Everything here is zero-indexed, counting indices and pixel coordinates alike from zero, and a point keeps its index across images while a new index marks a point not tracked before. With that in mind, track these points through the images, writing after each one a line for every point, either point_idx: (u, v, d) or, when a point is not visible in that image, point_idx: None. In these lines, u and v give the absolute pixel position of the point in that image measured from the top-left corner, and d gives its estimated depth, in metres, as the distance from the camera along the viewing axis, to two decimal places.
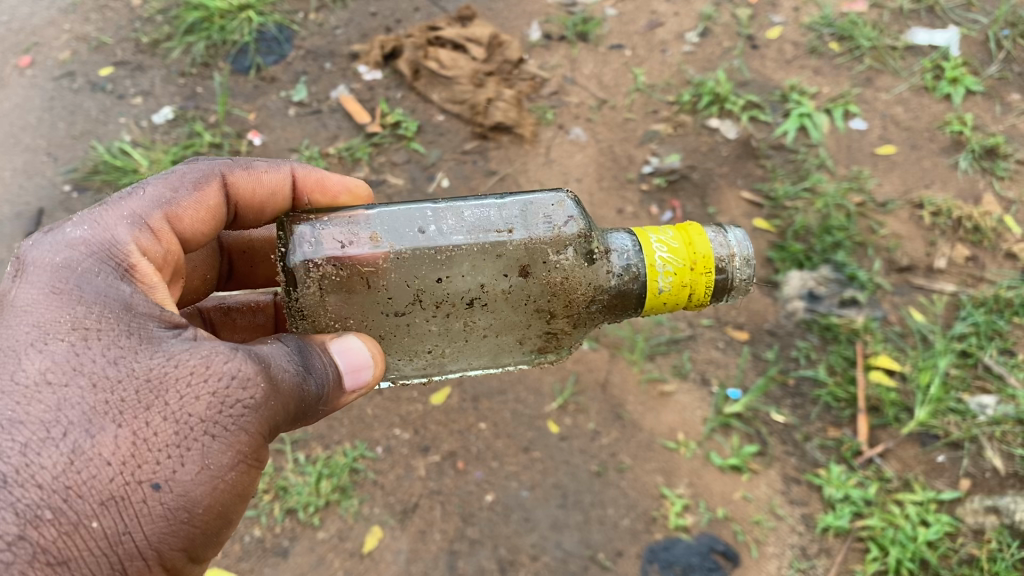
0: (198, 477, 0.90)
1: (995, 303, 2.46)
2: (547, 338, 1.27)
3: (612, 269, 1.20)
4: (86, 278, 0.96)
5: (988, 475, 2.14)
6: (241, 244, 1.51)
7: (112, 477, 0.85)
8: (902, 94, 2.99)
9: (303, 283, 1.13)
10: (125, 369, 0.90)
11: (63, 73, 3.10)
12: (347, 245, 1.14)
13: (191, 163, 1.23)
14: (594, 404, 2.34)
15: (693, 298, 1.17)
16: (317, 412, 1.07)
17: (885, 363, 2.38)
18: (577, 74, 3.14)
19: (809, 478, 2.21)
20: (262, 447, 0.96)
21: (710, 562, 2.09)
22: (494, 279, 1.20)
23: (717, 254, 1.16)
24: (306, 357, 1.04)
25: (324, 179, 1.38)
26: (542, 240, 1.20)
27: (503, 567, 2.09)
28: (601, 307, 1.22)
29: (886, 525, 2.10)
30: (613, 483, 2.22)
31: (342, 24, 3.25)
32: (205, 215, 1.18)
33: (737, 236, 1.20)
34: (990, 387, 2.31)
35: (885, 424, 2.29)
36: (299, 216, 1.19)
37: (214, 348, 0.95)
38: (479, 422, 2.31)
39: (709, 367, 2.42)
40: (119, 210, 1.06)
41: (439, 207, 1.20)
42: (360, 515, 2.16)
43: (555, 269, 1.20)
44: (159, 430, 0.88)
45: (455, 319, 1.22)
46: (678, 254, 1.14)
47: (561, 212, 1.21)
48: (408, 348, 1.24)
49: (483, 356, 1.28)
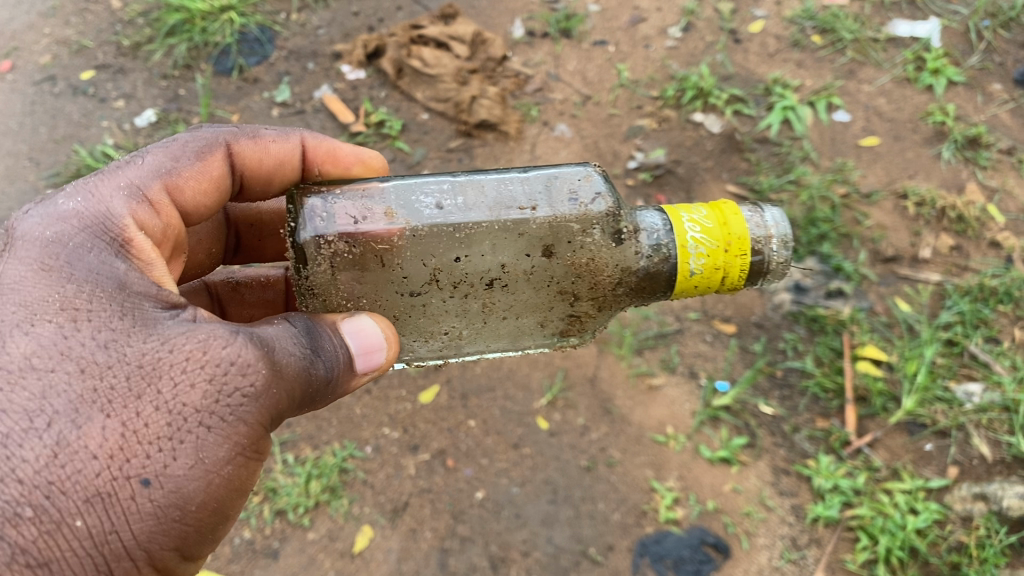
0: (191, 472, 0.88)
1: (980, 292, 2.48)
2: (570, 321, 1.27)
3: (641, 250, 1.18)
4: (78, 253, 0.95)
5: (975, 462, 2.16)
6: (247, 216, 1.51)
7: (98, 471, 0.84)
8: (884, 85, 3.00)
9: (314, 260, 1.12)
10: (116, 354, 0.89)
11: (43, 78, 3.08)
12: (360, 220, 1.13)
13: (191, 131, 1.22)
14: (583, 399, 2.34)
15: (726, 281, 1.15)
16: (325, 397, 1.05)
17: (872, 353, 2.38)
18: (561, 70, 3.14)
19: (798, 469, 2.21)
20: (261, 439, 0.95)
21: (700, 555, 2.09)
22: (516, 259, 1.18)
23: (752, 234, 1.14)
24: (316, 338, 1.03)
25: (336, 150, 1.40)
26: (568, 216, 1.17)
27: (494, 565, 2.09)
28: (628, 289, 1.21)
29: (875, 514, 2.11)
30: (602, 478, 2.21)
31: (324, 24, 3.24)
32: (207, 186, 1.17)
33: (773, 212, 1.17)
34: (975, 375, 2.33)
35: (873, 413, 2.30)
36: (308, 188, 1.17)
37: (213, 331, 0.94)
38: (468, 420, 2.30)
39: (697, 361, 2.42)
40: (116, 180, 1.05)
41: (458, 180, 1.18)
42: (350, 515, 2.16)
43: (580, 250, 1.18)
44: (151, 420, 0.87)
45: (473, 300, 1.20)
46: (712, 234, 1.12)
47: (588, 188, 1.19)
48: (424, 328, 1.22)
49: (502, 339, 1.28)
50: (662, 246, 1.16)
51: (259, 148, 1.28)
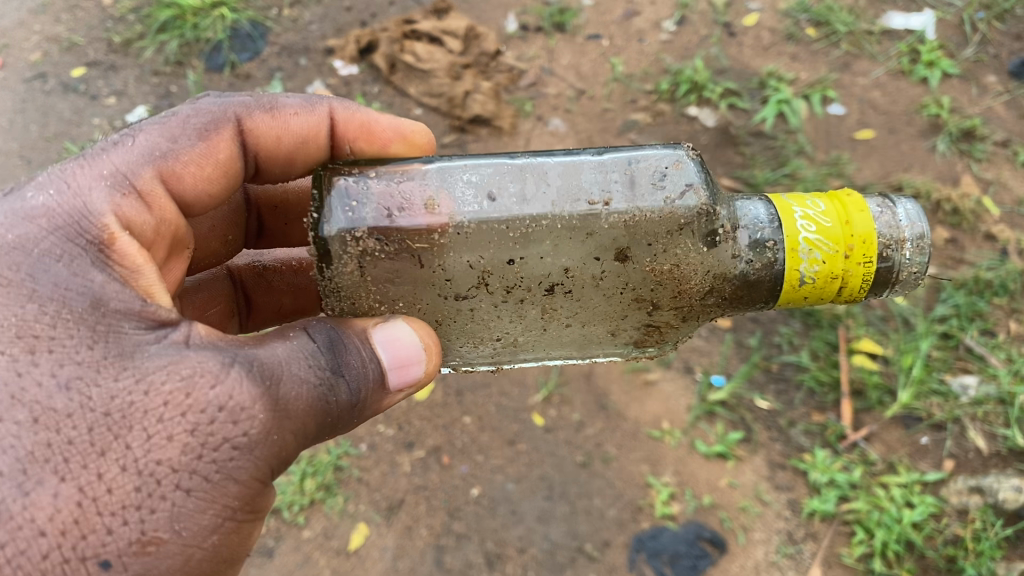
0: (163, 550, 0.83)
1: (975, 285, 2.47)
2: (647, 331, 1.20)
3: (739, 253, 1.10)
4: (43, 264, 0.89)
5: (971, 455, 2.16)
6: (270, 198, 1.48)
7: (47, 551, 0.79)
8: (879, 78, 3.00)
9: (340, 259, 1.04)
10: (78, 399, 0.83)
11: (34, 75, 3.06)
12: (395, 214, 1.05)
13: (195, 102, 1.15)
14: (579, 395, 2.33)
15: (845, 290, 1.07)
16: (350, 421, 0.99)
17: (868, 347, 2.38)
18: (555, 65, 3.13)
19: (794, 463, 2.21)
20: (253, 499, 0.90)
21: (696, 550, 2.09)
22: (582, 263, 1.10)
23: (882, 234, 1.06)
24: (339, 352, 0.96)
25: (370, 123, 1.32)
26: (649, 212, 1.09)
27: (489, 561, 2.09)
28: (719, 298, 1.14)
29: (871, 508, 2.10)
30: (598, 474, 2.21)
31: (316, 19, 3.22)
32: (211, 170, 1.11)
33: (906, 208, 1.09)
34: (971, 367, 2.33)
35: (869, 407, 2.30)
36: (338, 169, 1.07)
37: (201, 365, 0.87)
38: (463, 416, 2.30)
39: (692, 355, 2.40)
40: (99, 167, 0.99)
41: (517, 163, 1.08)
42: (346, 513, 2.15)
43: (661, 257, 1.10)
44: (116, 484, 0.82)
45: (530, 305, 1.13)
46: (831, 235, 1.04)
47: (678, 177, 1.10)
48: (472, 332, 1.16)
49: (566, 345, 1.22)
50: (767, 248, 1.08)
51: (277, 123, 1.22)
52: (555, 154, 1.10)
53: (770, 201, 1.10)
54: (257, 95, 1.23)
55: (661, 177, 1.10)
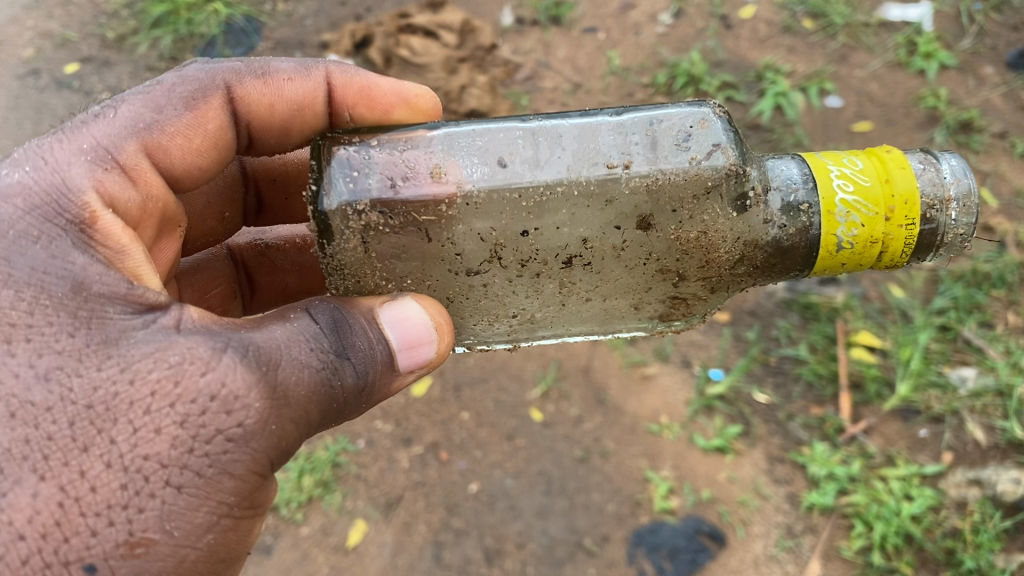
0: (153, 553, 0.80)
1: (973, 277, 2.47)
2: (672, 304, 1.17)
3: (771, 218, 1.05)
4: (19, 246, 0.86)
5: (969, 448, 2.16)
6: (267, 170, 1.43)
7: (26, 556, 0.77)
8: (876, 70, 2.99)
9: (342, 235, 1.01)
10: (58, 391, 0.81)
11: (27, 71, 3.04)
12: (399, 185, 1.01)
13: (182, 70, 1.12)
14: (577, 390, 2.33)
15: (886, 255, 1.03)
16: (357, 406, 0.98)
17: (866, 340, 2.38)
18: (551, 58, 3.11)
19: (792, 457, 2.21)
20: (253, 494, 0.87)
21: (696, 544, 2.08)
22: (602, 233, 1.06)
23: (925, 193, 1.01)
24: (344, 331, 0.95)
25: (369, 87, 1.28)
26: (673, 174, 1.04)
27: (488, 557, 2.08)
28: (750, 267, 1.10)
29: (870, 501, 2.10)
30: (597, 468, 2.20)
31: (310, 14, 3.20)
32: (199, 143, 1.08)
33: (951, 164, 1.03)
34: (969, 360, 2.32)
35: (867, 400, 2.29)
36: (339, 138, 1.04)
37: (191, 352, 0.85)
38: (461, 412, 2.29)
39: (690, 349, 2.40)
40: (79, 141, 0.96)
41: (530, 127, 1.04)
42: (344, 510, 2.16)
43: (687, 224, 1.06)
44: (100, 483, 0.80)
45: (547, 279, 1.10)
46: (870, 195, 1.00)
47: (704, 138, 1.05)
48: (487, 310, 1.13)
49: (586, 321, 1.19)
50: (801, 211, 1.04)
51: (269, 90, 1.19)
52: (570, 115, 1.05)
53: (803, 160, 1.06)
54: (248, 60, 1.20)
55: (686, 137, 1.05)
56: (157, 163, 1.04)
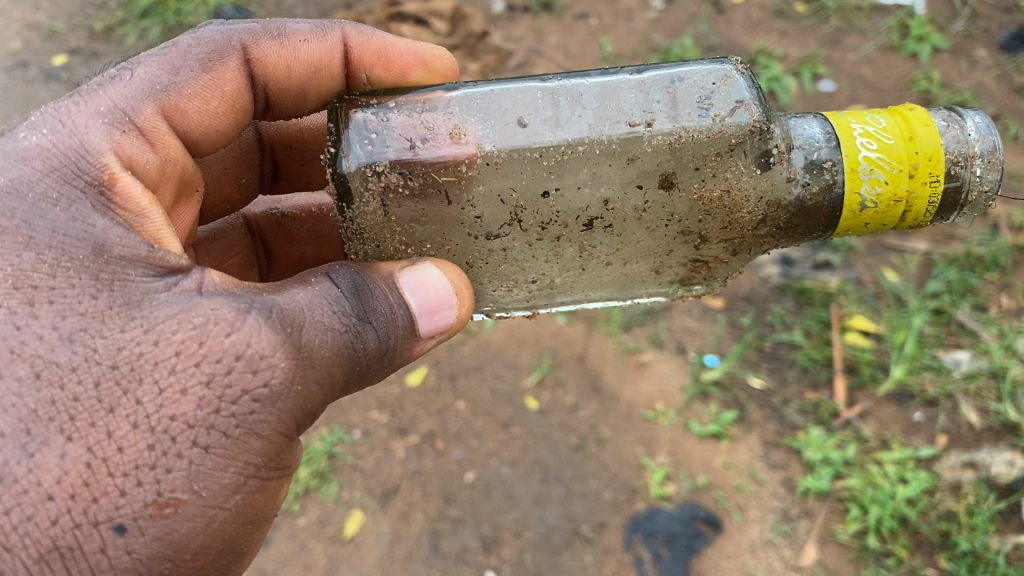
0: (183, 512, 0.81)
1: (967, 260, 2.48)
2: (693, 267, 1.17)
3: (794, 176, 1.05)
4: (39, 208, 0.86)
5: (964, 430, 2.16)
6: (283, 136, 1.42)
7: (56, 517, 0.76)
8: (869, 54, 2.98)
9: (362, 198, 1.02)
10: (83, 351, 0.81)
11: (15, 64, 3.01)
12: (418, 145, 1.01)
13: (198, 31, 1.12)
14: (573, 377, 2.33)
15: (909, 214, 1.02)
16: (380, 370, 0.98)
17: (861, 324, 2.39)
18: (543, 45, 3.10)
19: (787, 442, 2.21)
20: (280, 455, 0.88)
21: (692, 530, 2.09)
22: (623, 193, 1.06)
23: (949, 150, 1.00)
24: (366, 297, 0.95)
25: (387, 48, 1.27)
26: (696, 131, 1.03)
27: (485, 545, 2.08)
28: (772, 228, 1.10)
29: (866, 485, 2.10)
30: (593, 456, 2.20)
31: (300, 4, 3.18)
32: (215, 106, 1.10)
33: (975, 121, 1.02)
34: (963, 343, 2.33)
35: (862, 384, 2.29)
36: (356, 100, 1.05)
37: (215, 313, 0.85)
38: (456, 401, 2.30)
39: (685, 336, 2.41)
40: (96, 104, 0.97)
41: (549, 86, 1.04)
42: (341, 500, 2.16)
43: (711, 182, 1.06)
44: (128, 443, 0.79)
45: (567, 242, 1.10)
46: (894, 153, 0.98)
47: (726, 95, 1.04)
48: (506, 275, 1.13)
49: (606, 287, 1.19)
50: (824, 168, 1.03)
51: (286, 52, 1.18)
52: (591, 74, 1.05)
53: (826, 119, 1.05)
54: (264, 22, 1.19)
55: (708, 95, 1.04)
56: (174, 126, 1.05)
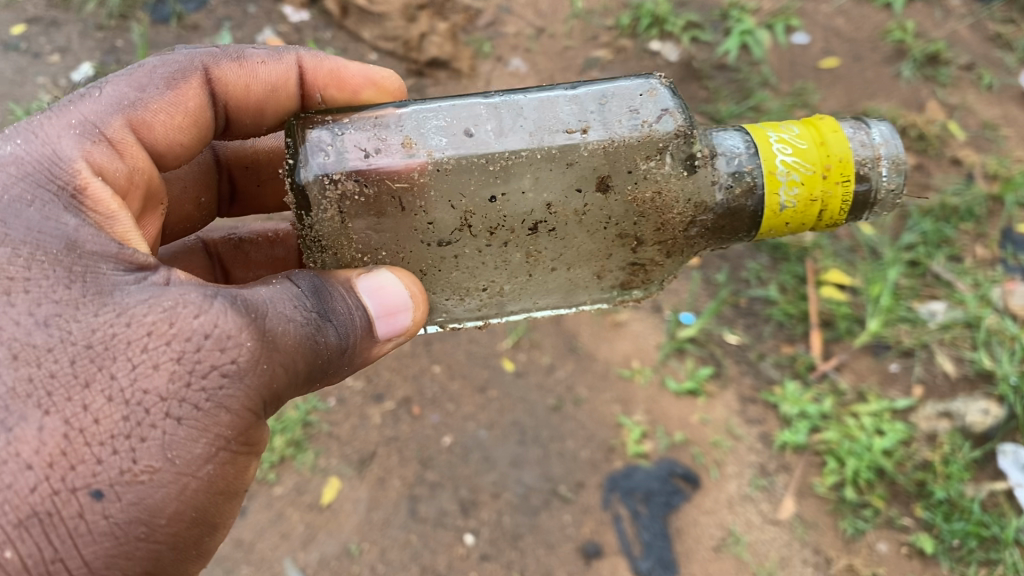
0: (157, 480, 0.78)
1: (942, 211, 2.46)
2: (631, 271, 1.15)
3: (718, 178, 1.06)
4: (14, 209, 0.83)
5: (939, 380, 2.17)
6: (240, 157, 1.38)
7: (35, 484, 0.73)
8: (842, 5, 2.95)
9: (319, 207, 0.97)
10: (59, 334, 0.78)
11: None
12: (373, 155, 0.97)
13: (163, 54, 1.09)
14: (548, 338, 2.32)
15: (825, 215, 1.05)
16: (339, 370, 0.96)
17: (836, 278, 2.39)
18: (513, 3, 3.04)
19: (764, 397, 2.21)
20: (249, 429, 0.85)
21: (670, 487, 2.08)
22: (564, 197, 1.04)
23: (856, 155, 1.03)
24: (324, 299, 0.93)
25: (340, 71, 1.24)
26: (627, 138, 1.03)
27: (463, 508, 2.07)
28: (702, 230, 1.10)
29: (842, 438, 2.11)
30: (570, 416, 2.20)
31: None
32: (182, 121, 1.05)
33: (879, 128, 1.06)
34: (938, 294, 2.33)
35: (838, 337, 2.30)
36: (311, 117, 1.01)
37: (183, 297, 0.84)
38: (433, 365, 2.27)
39: (661, 294, 2.39)
40: (67, 117, 0.94)
41: (492, 102, 1.01)
42: (317, 468, 2.13)
43: (645, 181, 1.05)
44: (103, 414, 0.77)
45: (514, 248, 1.07)
46: (808, 157, 1.02)
47: (652, 104, 1.04)
48: (457, 285, 1.09)
49: (553, 293, 1.16)
50: (745, 174, 1.05)
51: (245, 73, 1.15)
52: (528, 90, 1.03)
53: (744, 129, 1.08)
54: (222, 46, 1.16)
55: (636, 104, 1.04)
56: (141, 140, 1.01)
